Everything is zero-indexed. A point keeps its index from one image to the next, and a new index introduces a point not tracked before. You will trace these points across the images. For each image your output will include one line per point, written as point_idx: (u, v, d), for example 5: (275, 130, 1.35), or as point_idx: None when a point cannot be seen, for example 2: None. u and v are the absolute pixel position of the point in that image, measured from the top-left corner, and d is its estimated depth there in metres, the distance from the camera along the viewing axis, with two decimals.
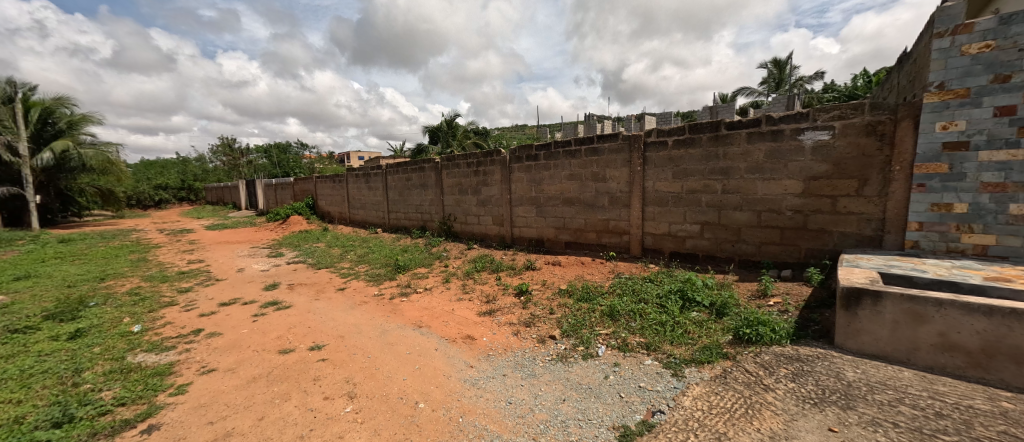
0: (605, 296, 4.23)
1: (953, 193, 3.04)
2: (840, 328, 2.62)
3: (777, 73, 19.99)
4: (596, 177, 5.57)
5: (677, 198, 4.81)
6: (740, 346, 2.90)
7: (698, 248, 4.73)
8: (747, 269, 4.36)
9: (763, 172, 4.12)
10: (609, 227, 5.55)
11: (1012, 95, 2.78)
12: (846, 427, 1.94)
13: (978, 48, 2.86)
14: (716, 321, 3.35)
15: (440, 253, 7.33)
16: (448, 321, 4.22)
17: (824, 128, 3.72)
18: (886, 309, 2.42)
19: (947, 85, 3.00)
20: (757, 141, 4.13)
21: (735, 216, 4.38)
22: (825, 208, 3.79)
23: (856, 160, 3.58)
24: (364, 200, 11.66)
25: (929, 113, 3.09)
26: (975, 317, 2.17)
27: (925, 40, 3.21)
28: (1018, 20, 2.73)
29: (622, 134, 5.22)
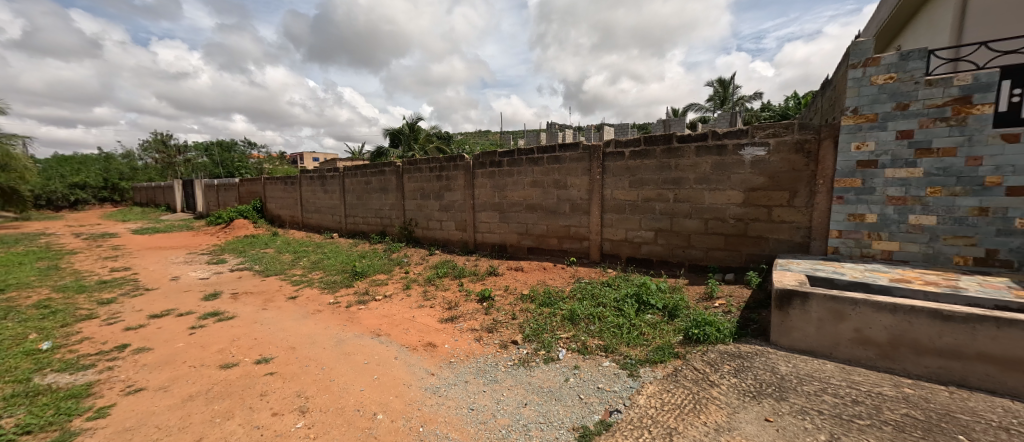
0: (565, 301, 4.34)
1: (866, 204, 3.46)
2: (775, 327, 2.88)
3: (722, 92, 21.63)
4: (558, 184, 5.72)
5: (634, 205, 5.06)
6: (689, 346, 3.09)
7: (652, 254, 4.98)
8: (696, 273, 4.66)
9: (709, 183, 4.45)
10: (570, 233, 5.71)
11: (910, 121, 3.22)
12: (779, 417, 2.13)
13: (884, 79, 3.29)
14: (668, 323, 3.55)
15: (401, 259, 7.15)
16: (408, 329, 4.13)
17: (761, 144, 4.08)
18: (812, 308, 2.70)
19: (860, 110, 3.42)
20: (704, 154, 4.46)
21: (686, 224, 4.68)
22: (763, 217, 4.15)
23: (788, 174, 3.96)
24: (319, 203, 11.13)
25: (846, 134, 3.50)
26: (883, 314, 2.47)
27: (842, 69, 3.64)
28: (913, 57, 3.17)
29: (582, 144, 5.41)
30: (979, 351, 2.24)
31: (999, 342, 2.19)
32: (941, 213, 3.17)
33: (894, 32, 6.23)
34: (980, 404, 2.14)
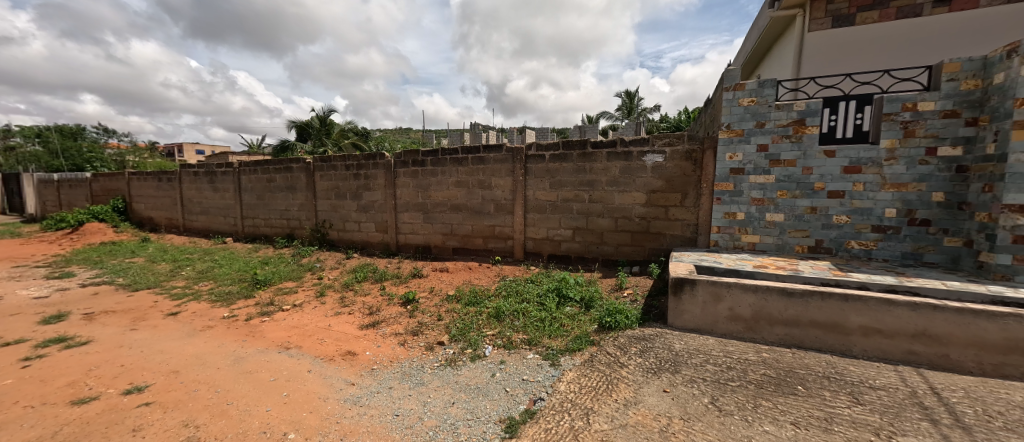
0: (491, 299, 4.45)
1: (736, 205, 4.18)
2: (671, 310, 3.33)
3: (628, 102, 23.91)
4: (482, 185, 5.81)
5: (554, 206, 5.37)
6: (602, 333, 3.41)
7: (571, 251, 5.35)
8: (609, 267, 5.13)
9: (618, 185, 4.93)
10: (494, 232, 5.84)
11: (766, 137, 3.97)
12: (674, 387, 2.49)
13: (748, 101, 4.01)
14: (585, 314, 3.86)
15: (313, 264, 6.57)
16: (324, 339, 3.83)
17: (659, 152, 4.66)
18: (699, 292, 3.19)
19: (731, 126, 4.11)
20: (614, 159, 4.93)
21: (599, 222, 5.12)
22: (661, 216, 4.74)
23: (680, 178, 4.58)
24: (208, 203, 9.65)
25: (722, 145, 4.19)
26: (748, 294, 3.03)
27: (719, 91, 4.34)
28: (767, 85, 3.92)
29: (506, 146, 5.58)
30: (810, 318, 2.87)
31: (823, 311, 2.83)
32: (787, 211, 3.96)
33: (756, 63, 7.56)
34: (811, 360, 2.74)
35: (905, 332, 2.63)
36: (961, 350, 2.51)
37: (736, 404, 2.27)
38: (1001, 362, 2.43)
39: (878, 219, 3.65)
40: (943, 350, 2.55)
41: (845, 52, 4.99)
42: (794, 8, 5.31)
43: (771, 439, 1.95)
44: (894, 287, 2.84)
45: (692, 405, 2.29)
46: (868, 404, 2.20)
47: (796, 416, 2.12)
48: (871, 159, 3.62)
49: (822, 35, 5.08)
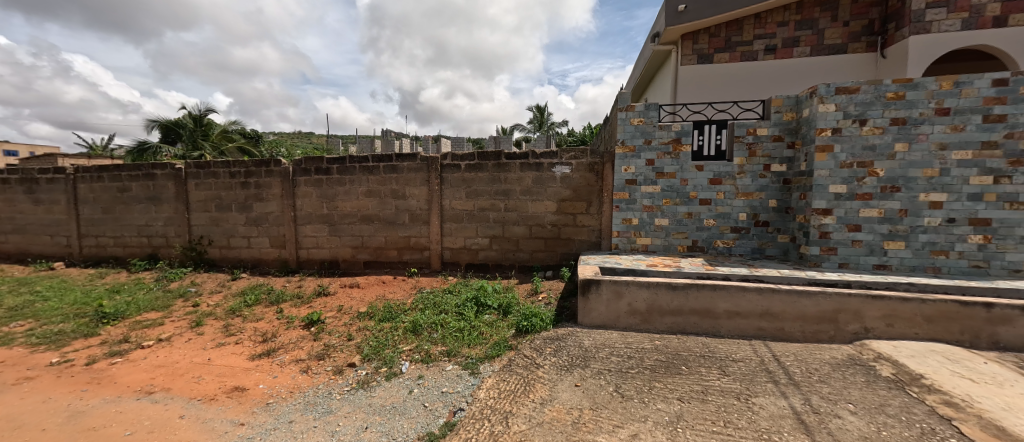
0: (407, 313, 4.28)
1: (632, 211, 4.72)
2: (581, 309, 3.61)
3: (539, 116, 25.28)
4: (396, 194, 5.60)
5: (470, 215, 5.42)
6: (520, 337, 3.54)
7: (488, 259, 5.44)
8: (525, 273, 5.35)
9: (531, 194, 5.20)
10: (409, 243, 5.65)
11: (652, 153, 4.59)
12: (584, 381, 2.70)
13: (637, 121, 4.60)
14: (503, 320, 3.96)
15: (186, 289, 5.54)
16: (202, 376, 3.26)
17: (566, 164, 5.05)
18: (602, 291, 3.53)
19: (625, 142, 4.66)
20: (526, 170, 5.18)
21: (514, 230, 5.31)
22: (570, 223, 5.12)
23: (585, 188, 5.02)
24: (25, 219, 7.50)
25: (618, 159, 4.71)
26: (643, 290, 3.44)
27: (615, 111, 4.89)
28: (651, 108, 4.54)
29: (420, 155, 5.47)
30: (690, 307, 3.38)
31: (698, 300, 3.35)
32: (670, 217, 4.61)
33: (643, 87, 8.71)
34: (691, 343, 3.22)
35: (755, 313, 3.25)
36: (791, 323, 3.19)
37: (635, 388, 2.56)
38: (816, 330, 3.15)
39: (734, 221, 4.46)
40: (780, 324, 3.21)
41: (705, 84, 6.02)
42: (668, 44, 6.32)
43: (662, 415, 2.24)
44: (747, 276, 3.51)
45: (599, 395, 2.51)
46: (731, 375, 2.67)
47: (681, 392, 2.48)
48: (728, 172, 4.43)
49: (691, 68, 6.07)
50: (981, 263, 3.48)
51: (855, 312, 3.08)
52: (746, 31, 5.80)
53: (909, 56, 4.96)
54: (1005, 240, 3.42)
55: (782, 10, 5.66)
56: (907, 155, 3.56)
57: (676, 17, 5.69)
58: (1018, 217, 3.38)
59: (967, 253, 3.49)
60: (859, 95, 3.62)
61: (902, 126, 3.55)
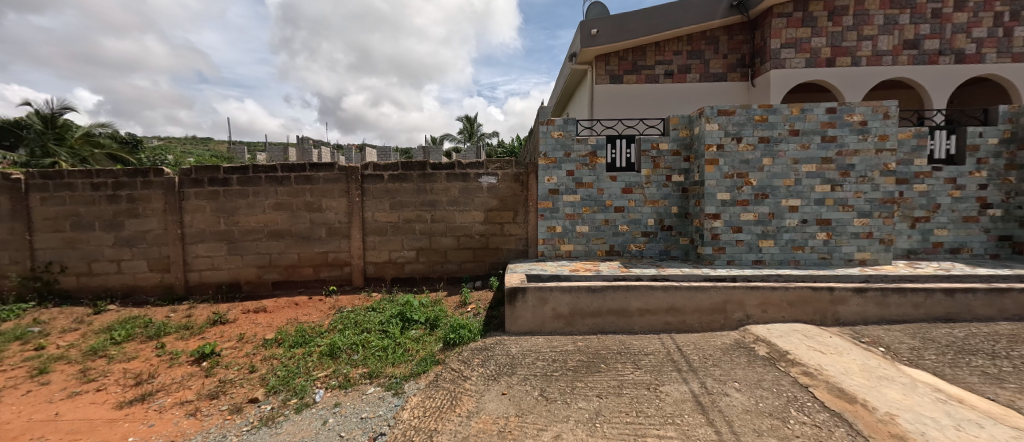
0: (324, 335, 3.94)
1: (555, 219, 4.95)
2: (508, 318, 3.66)
3: (468, 127, 25.36)
4: (310, 207, 5.17)
5: (395, 227, 5.20)
6: (447, 350, 3.46)
7: (415, 272, 5.26)
8: (453, 284, 5.26)
9: (458, 205, 5.18)
10: (327, 260, 5.23)
11: (572, 164, 4.87)
12: (511, 389, 2.72)
13: (557, 134, 4.86)
14: (430, 334, 3.84)
15: (26, 329, 4.44)
16: (45, 437, 2.62)
17: (492, 174, 5.13)
18: (528, 298, 3.63)
19: (547, 154, 4.89)
20: (453, 180, 5.15)
21: (442, 241, 5.22)
22: (498, 232, 5.18)
23: (511, 198, 5.14)
24: None
25: (541, 170, 4.92)
26: (565, 294, 3.62)
27: (537, 124, 5.11)
28: (570, 123, 4.84)
29: (338, 164, 5.12)
30: (607, 308, 3.62)
31: (614, 301, 3.61)
32: (590, 224, 4.92)
33: (564, 102, 9.26)
34: (610, 341, 3.45)
35: (662, 309, 3.60)
36: (691, 316, 3.59)
37: (559, 390, 2.66)
38: (710, 320, 3.59)
39: (644, 226, 4.91)
40: (682, 317, 3.60)
41: (617, 102, 6.58)
42: (584, 63, 6.83)
43: (582, 413, 2.35)
44: (655, 276, 3.88)
45: (524, 401, 2.55)
46: (643, 367, 2.91)
47: (599, 389, 2.62)
48: (637, 182, 4.87)
49: (604, 87, 6.59)
50: (827, 255, 4.27)
51: (738, 302, 3.57)
52: (649, 57, 6.51)
53: (770, 86, 5.99)
54: (841, 236, 4.25)
55: (676, 40, 6.48)
56: (771, 168, 4.26)
57: (590, 40, 6.16)
58: (849, 217, 4.23)
59: (816, 247, 4.27)
60: (735, 116, 4.27)
61: (767, 143, 4.26)
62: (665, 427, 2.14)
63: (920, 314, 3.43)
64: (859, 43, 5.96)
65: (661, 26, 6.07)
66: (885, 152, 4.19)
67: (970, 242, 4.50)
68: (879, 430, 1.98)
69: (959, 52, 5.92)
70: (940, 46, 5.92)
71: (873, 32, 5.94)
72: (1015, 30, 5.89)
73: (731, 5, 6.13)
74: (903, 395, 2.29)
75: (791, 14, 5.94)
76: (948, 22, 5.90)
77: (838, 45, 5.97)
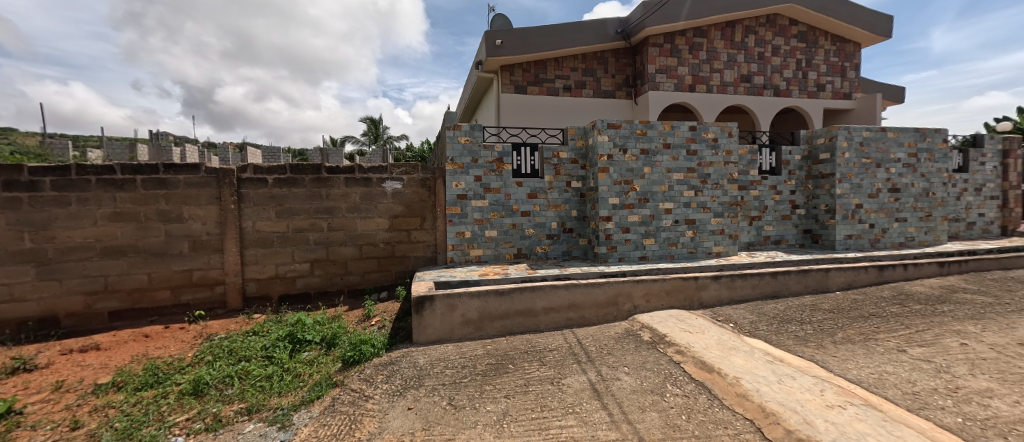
0: (186, 371, 3.27)
1: (464, 225, 4.94)
2: (416, 327, 3.52)
3: (373, 129, 23.82)
4: (166, 216, 4.30)
5: (283, 237, 4.62)
6: (346, 370, 3.16)
7: (309, 286, 4.72)
8: (355, 298, 4.86)
9: (360, 211, 4.83)
10: (191, 279, 4.38)
11: (479, 170, 4.93)
12: (418, 402, 2.61)
13: (464, 140, 4.87)
14: (326, 355, 3.49)
15: None
16: None
17: (397, 179, 4.93)
18: (436, 306, 3.55)
19: (454, 159, 4.87)
20: (353, 185, 4.80)
21: (341, 251, 4.79)
22: (404, 239, 4.97)
23: (418, 204, 4.98)
24: None
25: (448, 175, 4.88)
26: (474, 299, 3.63)
27: (443, 129, 5.06)
28: (477, 129, 4.90)
29: (205, 165, 4.35)
30: (514, 309, 3.73)
31: (521, 301, 3.73)
32: (498, 228, 5.02)
33: (472, 109, 9.34)
34: (517, 341, 3.55)
35: (564, 306, 3.84)
36: (589, 310, 3.91)
37: (468, 396, 2.64)
38: (605, 313, 3.95)
39: (548, 229, 5.19)
40: (582, 313, 3.89)
41: (522, 111, 6.87)
42: (490, 72, 6.99)
43: (491, 416, 2.37)
44: (558, 276, 4.13)
45: (432, 412, 2.47)
46: (548, 363, 3.06)
47: (507, 390, 2.67)
48: (541, 188, 5.13)
49: (509, 96, 6.82)
50: (693, 249, 5.05)
51: (628, 295, 4.00)
52: (549, 71, 6.97)
53: (649, 105, 6.90)
54: (703, 233, 5.08)
55: (572, 58, 7.05)
56: (651, 176, 4.90)
57: (495, 50, 6.34)
58: (708, 217, 5.08)
59: (686, 243, 5.02)
60: (621, 130, 4.81)
61: (647, 154, 4.88)
62: (566, 418, 2.28)
63: (757, 293, 4.26)
64: (712, 74, 7.25)
65: (560, 44, 6.56)
66: (731, 164, 5.14)
67: (786, 235, 5.78)
68: (729, 392, 2.41)
69: (776, 87, 7.60)
70: (764, 82, 7.53)
71: (721, 66, 7.28)
72: (809, 74, 7.79)
73: (616, 31, 6.92)
74: (745, 361, 2.83)
75: (662, 44, 6.96)
76: (769, 63, 7.54)
77: (697, 74, 7.17)
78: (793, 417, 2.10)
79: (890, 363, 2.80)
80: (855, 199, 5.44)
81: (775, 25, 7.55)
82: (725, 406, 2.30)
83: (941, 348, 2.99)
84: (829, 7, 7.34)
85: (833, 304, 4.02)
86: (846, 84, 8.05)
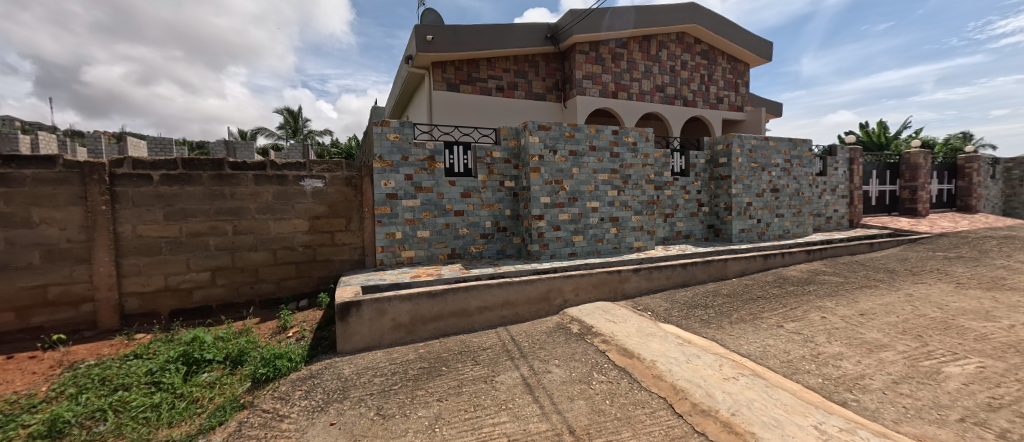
0: (37, 408, 2.64)
1: (394, 225, 4.72)
2: (340, 336, 3.28)
3: (292, 121, 21.73)
4: (5, 220, 3.46)
5: (176, 243, 4.00)
6: (255, 390, 2.82)
7: (210, 298, 4.15)
8: (268, 308, 4.37)
9: (273, 212, 4.36)
10: (45, 296, 3.57)
11: (409, 168, 4.75)
12: (342, 416, 2.43)
13: (394, 137, 4.66)
14: (232, 374, 3.09)
15: None
16: None
17: (318, 177, 4.56)
18: (364, 312, 3.34)
19: (383, 157, 4.64)
20: (264, 183, 4.32)
21: (250, 257, 4.29)
22: (327, 242, 4.60)
23: (342, 204, 4.66)
24: None
25: (377, 173, 4.63)
26: (405, 302, 3.49)
27: (370, 125, 4.79)
28: (406, 126, 4.72)
29: (64, 158, 3.58)
30: (448, 310, 3.67)
31: (454, 302, 3.68)
32: (431, 228, 4.88)
33: (403, 105, 8.97)
34: (451, 343, 3.49)
35: (498, 304, 3.87)
36: (522, 307, 3.98)
37: (398, 404, 2.53)
38: (537, 308, 4.05)
39: (482, 229, 5.19)
40: (515, 310, 3.95)
41: (455, 109, 6.77)
42: (420, 68, 6.78)
43: (423, 421, 2.30)
44: (492, 274, 4.15)
45: (358, 425, 2.32)
46: (481, 362, 3.06)
47: (440, 393, 2.61)
48: (474, 187, 5.11)
49: (441, 94, 6.68)
50: (617, 245, 5.42)
51: (558, 290, 4.16)
52: (481, 70, 6.97)
53: (578, 109, 7.25)
54: (625, 230, 5.48)
55: (504, 59, 7.14)
56: (579, 176, 5.15)
57: (426, 45, 6.16)
58: (629, 215, 5.50)
59: (610, 239, 5.37)
60: (551, 132, 4.99)
61: (575, 155, 5.13)
62: (499, 415, 2.30)
63: (670, 283, 4.71)
64: (631, 83, 7.85)
65: (492, 44, 6.60)
66: (648, 166, 5.61)
67: (694, 230, 6.48)
68: (647, 374, 2.64)
69: (685, 98, 8.49)
70: (675, 93, 8.36)
71: (639, 76, 7.92)
72: (710, 88, 8.83)
73: (546, 36, 7.13)
74: (660, 345, 3.11)
75: (588, 52, 7.37)
76: (678, 76, 8.39)
77: (619, 82, 7.71)
78: (698, 391, 2.36)
79: (771, 337, 3.29)
80: (746, 198, 6.29)
81: (683, 43, 8.42)
82: (643, 387, 2.51)
83: (808, 321, 3.58)
84: (724, 31, 8.41)
85: (730, 289, 4.60)
86: (739, 98, 9.28)
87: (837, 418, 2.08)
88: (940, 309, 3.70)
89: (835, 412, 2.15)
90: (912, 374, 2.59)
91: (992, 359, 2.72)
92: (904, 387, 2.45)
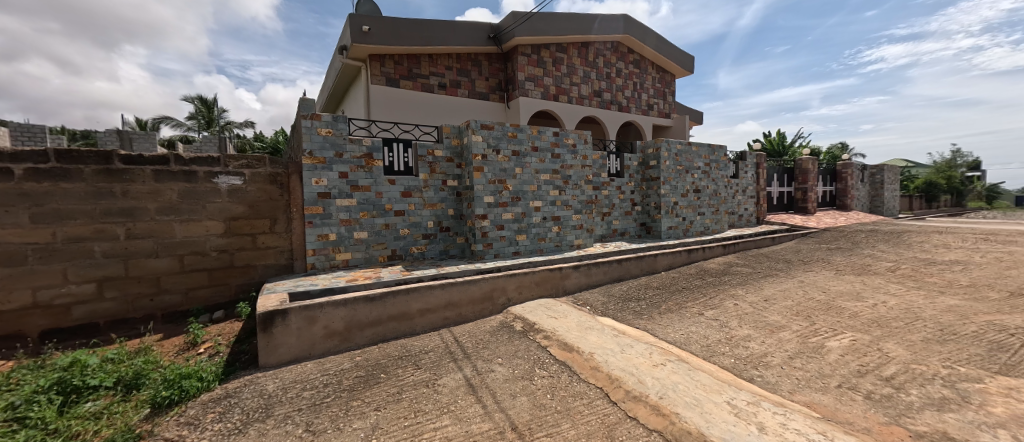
0: None
1: (328, 227, 4.40)
2: (263, 349, 2.98)
3: (205, 111, 19.34)
4: None
5: (49, 250, 3.35)
6: (155, 417, 2.46)
7: (97, 314, 3.53)
8: (174, 323, 3.84)
9: (179, 213, 3.85)
10: None
11: (344, 166, 4.47)
12: (264, 437, 2.21)
13: (326, 132, 4.35)
14: (124, 402, 2.66)
15: None
16: None
17: (235, 174, 4.11)
18: (291, 321, 3.08)
19: (313, 153, 4.30)
20: (167, 180, 3.80)
21: (150, 264, 3.73)
22: (247, 245, 4.17)
23: (265, 203, 4.25)
24: None
25: (306, 170, 4.28)
26: (339, 309, 3.28)
27: (298, 118, 4.42)
28: (340, 120, 4.43)
29: None
30: (388, 315, 3.51)
31: (394, 306, 3.53)
32: (368, 229, 4.64)
33: (337, 99, 8.42)
34: (391, 348, 3.35)
35: (441, 306, 3.79)
36: (466, 307, 3.94)
37: (331, 417, 2.36)
38: (481, 308, 4.03)
39: (424, 229, 5.04)
40: (459, 311, 3.90)
41: (394, 105, 6.49)
42: (356, 60, 6.40)
43: (358, 433, 2.18)
44: (435, 276, 4.05)
45: None
46: (423, 366, 2.97)
47: (378, 402, 2.49)
48: (415, 186, 4.94)
49: (379, 88, 6.38)
50: (559, 243, 5.59)
51: (502, 289, 4.18)
52: (422, 66, 6.76)
53: (520, 110, 7.34)
54: (566, 228, 5.67)
55: (445, 56, 7.00)
56: (521, 176, 5.23)
57: (361, 36, 5.83)
58: (569, 214, 5.69)
59: (552, 237, 5.52)
60: (493, 131, 5.00)
61: (517, 156, 5.19)
62: (441, 418, 2.26)
63: (608, 278, 4.96)
64: (571, 87, 8.14)
65: (433, 40, 6.43)
66: (586, 167, 5.86)
67: (629, 227, 6.89)
68: (585, 366, 2.75)
69: (619, 103, 9.02)
70: (610, 98, 8.83)
71: (578, 80, 8.24)
72: (642, 95, 9.47)
73: (489, 36, 7.13)
74: (597, 337, 3.26)
75: (530, 55, 7.51)
76: (613, 83, 8.88)
77: (559, 85, 7.96)
78: (630, 379, 2.51)
79: (694, 324, 3.62)
80: (673, 197, 6.85)
81: (617, 51, 8.93)
82: (582, 379, 2.62)
83: (723, 308, 4.00)
84: (654, 43, 9.07)
85: (660, 282, 4.97)
86: (666, 106, 10.07)
87: (745, 393, 2.35)
88: (824, 292, 4.34)
89: (743, 388, 2.42)
90: (804, 350, 3.00)
91: (861, 333, 3.25)
92: (797, 362, 2.84)
